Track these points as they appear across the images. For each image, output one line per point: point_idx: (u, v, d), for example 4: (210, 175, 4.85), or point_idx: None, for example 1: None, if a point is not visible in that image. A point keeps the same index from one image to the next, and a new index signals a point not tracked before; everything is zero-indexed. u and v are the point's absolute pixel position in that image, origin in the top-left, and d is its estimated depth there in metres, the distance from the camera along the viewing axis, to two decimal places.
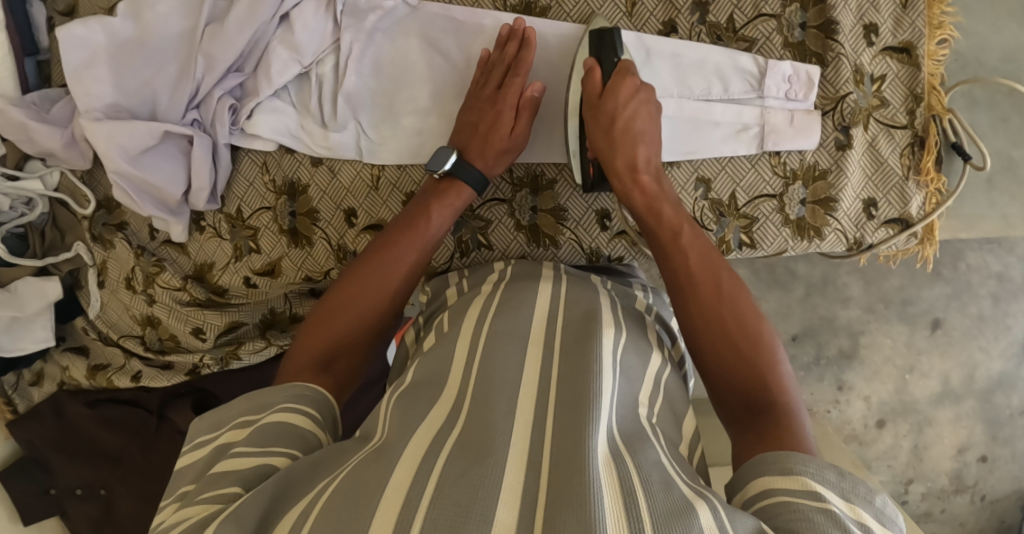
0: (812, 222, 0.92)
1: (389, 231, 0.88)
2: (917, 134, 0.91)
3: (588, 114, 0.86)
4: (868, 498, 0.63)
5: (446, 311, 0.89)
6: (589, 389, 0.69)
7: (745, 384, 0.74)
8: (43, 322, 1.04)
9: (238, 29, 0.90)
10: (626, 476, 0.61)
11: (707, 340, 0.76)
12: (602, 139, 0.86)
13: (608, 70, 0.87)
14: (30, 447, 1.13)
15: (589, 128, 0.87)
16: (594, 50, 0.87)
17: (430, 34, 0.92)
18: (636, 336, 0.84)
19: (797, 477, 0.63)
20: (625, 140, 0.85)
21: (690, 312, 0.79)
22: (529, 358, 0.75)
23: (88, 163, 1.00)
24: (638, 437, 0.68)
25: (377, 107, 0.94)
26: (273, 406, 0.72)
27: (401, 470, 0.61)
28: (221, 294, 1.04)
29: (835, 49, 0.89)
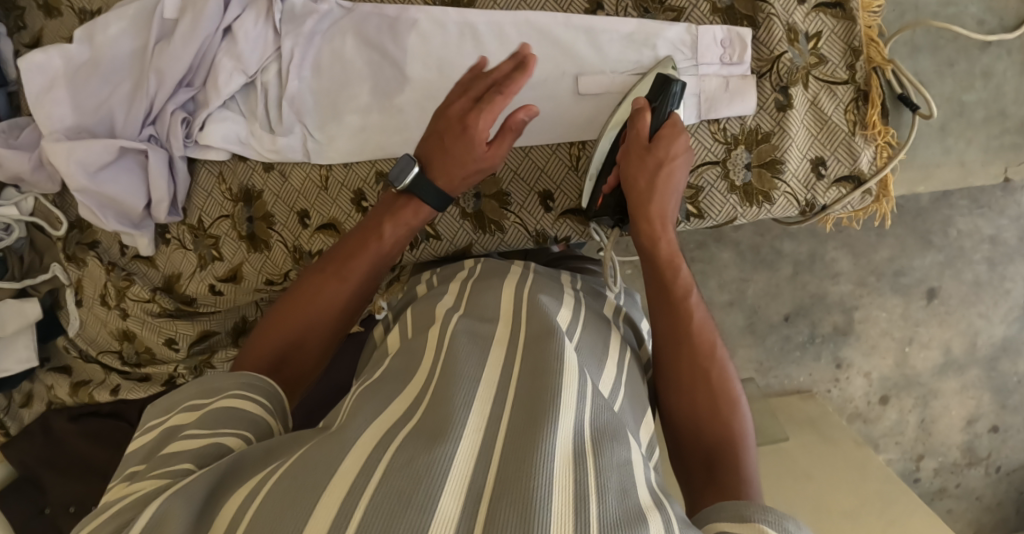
0: (759, 186, 0.91)
1: (329, 256, 0.87)
2: (860, 89, 0.90)
3: (632, 156, 0.84)
4: None
5: (412, 305, 0.89)
6: (546, 386, 0.67)
7: (717, 449, 0.73)
8: (25, 342, 1.09)
9: (183, 45, 0.93)
10: (583, 483, 0.60)
11: (695, 394, 0.76)
12: (643, 183, 0.84)
13: (659, 120, 0.86)
14: (24, 467, 1.17)
15: (630, 165, 0.84)
16: (653, 92, 0.86)
17: (364, 31, 0.94)
18: (592, 343, 0.81)
19: (754, 525, 0.61)
20: (665, 187, 0.84)
21: (678, 364, 0.77)
22: (492, 357, 0.74)
23: (57, 186, 1.05)
24: (610, 429, 0.67)
25: (322, 108, 0.96)
26: (225, 393, 0.74)
27: (350, 460, 0.60)
28: (189, 303, 1.07)
29: (766, 9, 0.89)
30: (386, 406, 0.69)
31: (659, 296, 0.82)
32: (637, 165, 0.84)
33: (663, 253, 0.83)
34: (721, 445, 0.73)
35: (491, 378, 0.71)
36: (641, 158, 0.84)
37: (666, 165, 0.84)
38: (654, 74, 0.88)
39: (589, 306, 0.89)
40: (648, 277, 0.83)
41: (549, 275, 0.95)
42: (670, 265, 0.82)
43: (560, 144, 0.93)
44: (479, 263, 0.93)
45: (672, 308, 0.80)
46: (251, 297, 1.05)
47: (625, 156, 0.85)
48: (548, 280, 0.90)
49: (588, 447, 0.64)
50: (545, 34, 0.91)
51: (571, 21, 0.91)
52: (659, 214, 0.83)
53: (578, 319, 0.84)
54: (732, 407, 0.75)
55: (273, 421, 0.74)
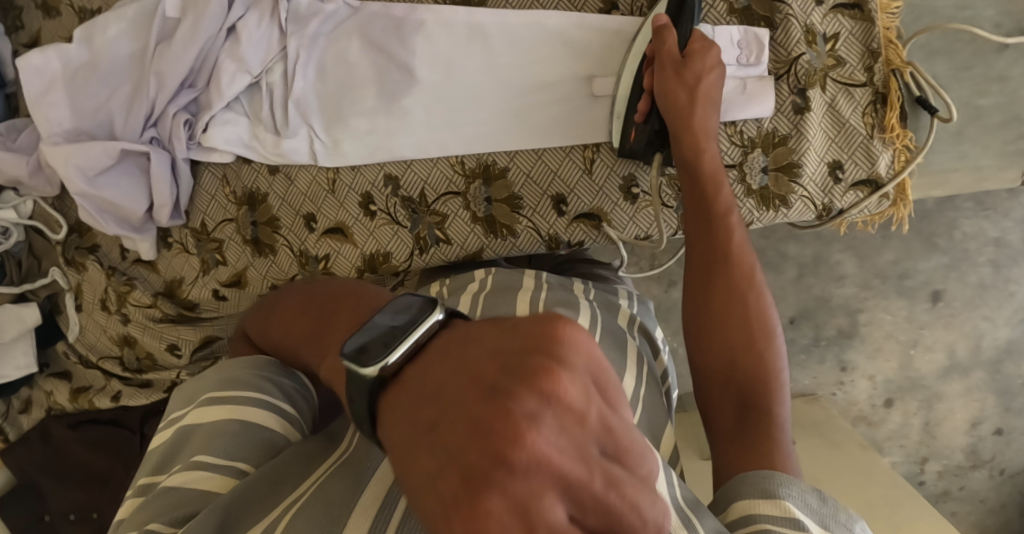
0: (775, 190, 0.91)
1: (325, 300, 0.61)
2: (878, 91, 0.90)
3: (670, 70, 0.83)
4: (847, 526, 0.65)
5: None
6: None
7: (754, 374, 0.77)
8: (24, 348, 1.07)
9: (184, 46, 0.91)
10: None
11: (729, 325, 0.79)
12: (683, 97, 0.83)
13: (685, 36, 0.84)
14: (23, 474, 1.15)
15: (665, 81, 0.83)
16: (671, 10, 0.84)
17: (369, 33, 0.90)
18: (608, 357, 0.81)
19: (780, 502, 0.65)
20: (704, 104, 0.83)
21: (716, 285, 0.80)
22: None
23: (56, 190, 1.03)
24: None
25: (328, 111, 0.93)
26: (239, 392, 0.66)
27: (369, 493, 0.59)
28: (191, 309, 1.05)
29: (783, 10, 0.89)
30: None
31: (697, 220, 0.84)
32: (675, 80, 0.82)
33: (706, 172, 0.83)
34: (753, 387, 0.76)
35: None
36: (677, 73, 0.82)
37: (702, 83, 0.83)
38: None
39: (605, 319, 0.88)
40: (688, 194, 0.84)
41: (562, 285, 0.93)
42: (714, 179, 0.83)
43: (574, 146, 0.91)
44: (490, 274, 0.92)
45: (711, 232, 0.83)
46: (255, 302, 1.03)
47: (659, 72, 0.83)
48: (564, 295, 0.89)
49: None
50: (557, 34, 0.89)
51: (585, 21, 0.88)
52: (701, 133, 0.83)
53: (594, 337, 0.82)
54: (767, 342, 0.78)
55: (291, 429, 0.69)
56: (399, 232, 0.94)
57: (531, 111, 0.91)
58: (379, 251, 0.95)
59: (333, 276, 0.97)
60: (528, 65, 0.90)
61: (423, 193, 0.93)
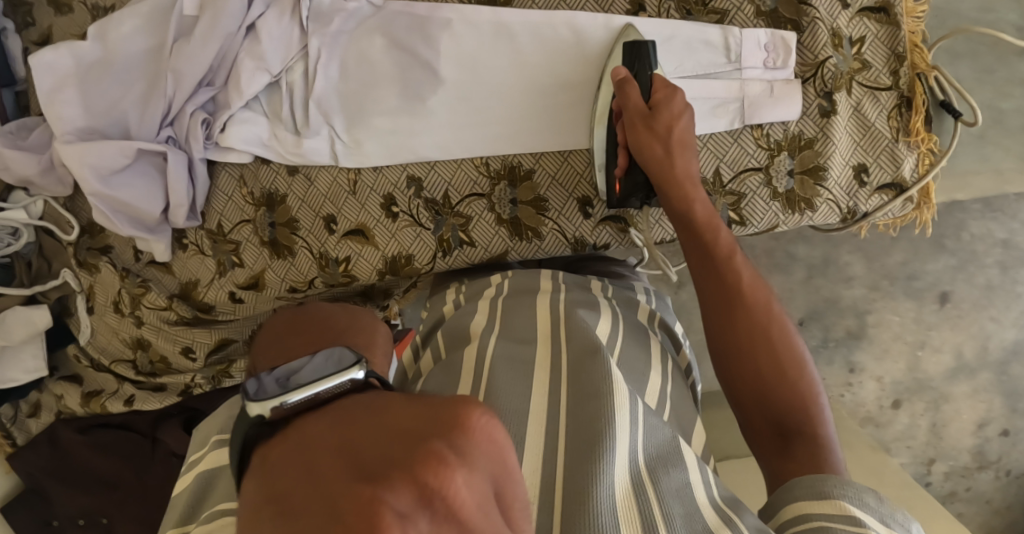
0: (801, 194, 0.91)
1: (334, 316, 0.70)
2: (903, 95, 0.90)
3: (642, 124, 0.81)
4: (905, 525, 0.64)
5: (442, 327, 0.86)
6: (599, 409, 0.65)
7: (787, 410, 0.75)
8: (32, 351, 1.06)
9: (203, 44, 0.90)
10: (645, 503, 0.61)
11: (756, 357, 0.76)
12: (660, 148, 0.81)
13: (645, 85, 0.83)
14: (31, 479, 1.14)
15: (640, 134, 0.82)
16: (627, 61, 0.84)
17: (392, 32, 0.89)
18: (631, 359, 0.80)
19: (836, 501, 0.64)
20: (682, 151, 0.82)
21: (736, 326, 0.78)
22: (534, 383, 0.72)
23: (69, 190, 1.02)
24: (663, 454, 0.65)
25: (348, 110, 0.91)
26: None
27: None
28: (207, 310, 1.03)
29: (810, 14, 0.88)
30: None
31: (700, 265, 0.81)
32: (646, 133, 0.81)
33: (701, 216, 0.81)
34: (791, 412, 0.74)
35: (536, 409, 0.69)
36: (648, 127, 0.81)
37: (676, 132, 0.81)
38: (620, 44, 0.87)
39: (626, 317, 0.87)
40: (686, 241, 0.83)
41: (581, 285, 0.92)
42: (709, 222, 0.81)
43: None
44: (507, 278, 0.91)
45: (719, 273, 0.80)
46: (271, 304, 1.02)
47: (632, 128, 0.82)
48: (580, 294, 0.87)
49: (644, 475, 0.63)
50: (582, 36, 0.88)
51: (612, 23, 0.88)
52: (686, 178, 0.82)
53: (616, 337, 0.81)
54: (798, 368, 0.76)
55: None
56: (422, 234, 0.92)
57: (555, 112, 0.90)
58: (401, 253, 0.93)
59: (353, 279, 0.96)
60: (552, 65, 0.89)
61: (447, 195, 0.92)
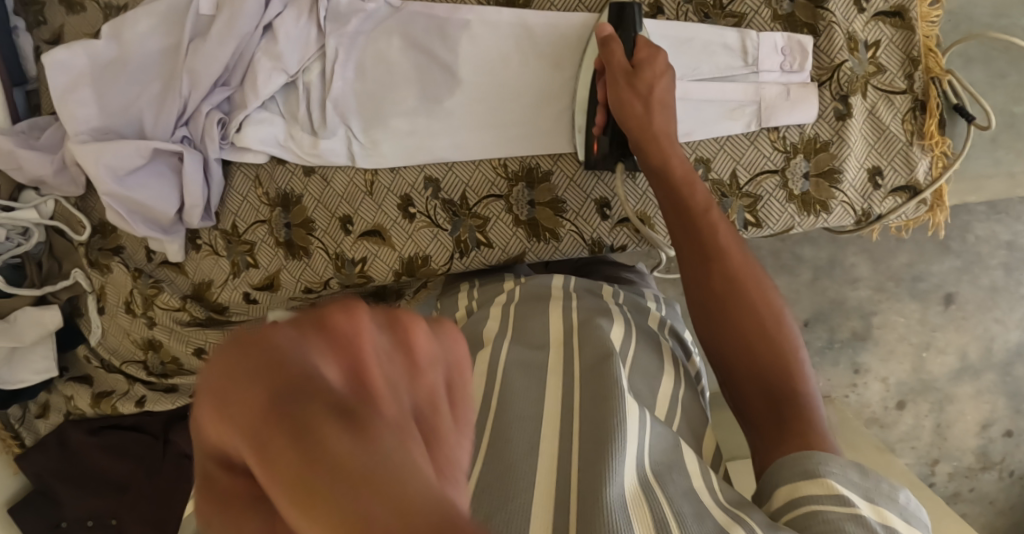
0: (816, 196, 0.91)
1: None
2: (917, 98, 0.91)
3: (621, 80, 0.81)
4: (892, 495, 0.58)
5: (456, 336, 0.83)
6: (610, 411, 0.61)
7: (771, 376, 0.69)
8: (43, 352, 1.05)
9: (220, 44, 0.90)
10: (660, 509, 0.56)
11: (738, 320, 0.72)
12: (638, 105, 0.81)
13: (628, 44, 0.84)
14: (38, 480, 1.13)
15: (617, 91, 0.82)
16: (613, 20, 0.85)
17: (410, 33, 0.89)
18: (646, 365, 0.76)
19: (822, 480, 0.58)
20: (660, 107, 0.81)
21: (715, 286, 0.75)
22: (548, 387, 0.68)
23: (81, 190, 1.02)
24: (666, 460, 0.62)
25: (366, 110, 0.91)
26: None
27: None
28: (221, 311, 1.03)
29: (827, 18, 0.89)
30: None
31: (679, 222, 0.79)
32: (627, 90, 0.81)
33: (678, 172, 0.80)
34: (775, 376, 0.68)
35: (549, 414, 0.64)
36: (628, 83, 0.81)
37: (654, 88, 0.81)
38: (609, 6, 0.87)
39: (636, 321, 0.84)
40: (665, 199, 0.81)
41: (589, 290, 0.89)
42: (687, 179, 0.80)
43: None
44: (519, 285, 0.88)
45: (696, 229, 0.78)
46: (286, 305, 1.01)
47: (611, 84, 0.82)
48: (593, 302, 0.84)
49: (651, 480, 0.59)
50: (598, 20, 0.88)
51: None
52: (663, 135, 0.81)
53: (630, 339, 0.78)
54: (780, 328, 0.71)
55: None
56: (440, 235, 0.92)
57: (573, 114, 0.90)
58: (418, 254, 0.93)
59: (369, 280, 0.96)
60: (570, 66, 0.89)
61: (464, 196, 0.92)
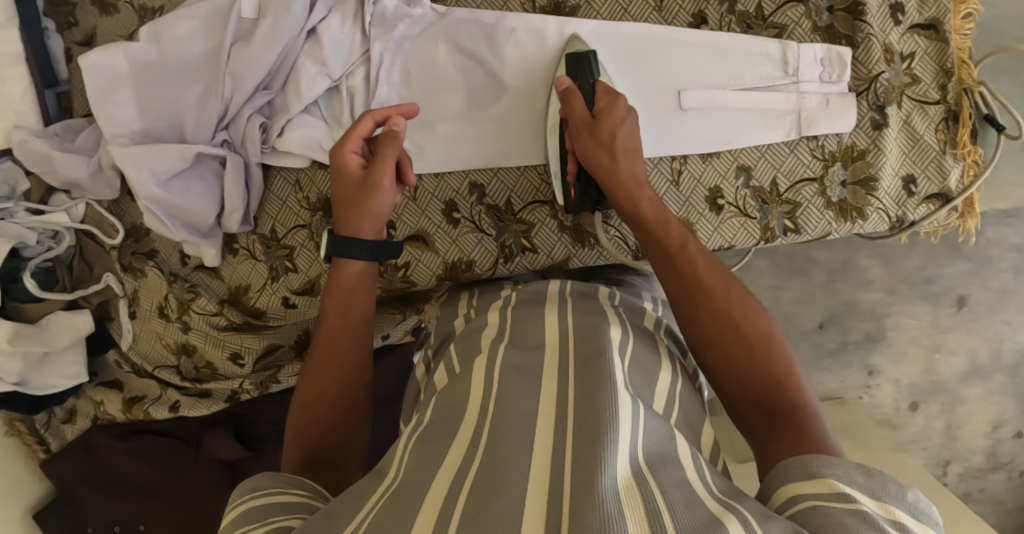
0: (853, 203, 0.92)
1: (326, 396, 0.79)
2: (950, 109, 0.92)
3: (585, 134, 0.82)
4: (899, 495, 0.57)
5: (454, 341, 0.82)
6: (602, 404, 0.61)
7: (764, 395, 0.68)
8: (74, 357, 1.04)
9: (264, 48, 0.90)
10: (651, 500, 0.54)
11: (726, 349, 0.71)
12: (605, 155, 0.81)
13: (588, 91, 0.85)
14: (62, 485, 1.12)
15: (585, 143, 0.82)
16: (571, 71, 0.87)
17: (457, 39, 0.90)
18: (644, 359, 0.74)
19: (824, 479, 0.58)
20: (627, 151, 0.81)
21: (702, 319, 0.73)
22: (542, 390, 0.67)
23: (115, 192, 1.01)
24: (662, 453, 0.61)
25: (410, 116, 0.92)
26: (260, 486, 0.66)
27: (420, 520, 0.54)
28: (258, 316, 1.02)
29: (864, 30, 0.90)
30: (444, 452, 0.62)
31: (660, 263, 0.77)
32: (592, 141, 0.82)
33: (652, 212, 0.79)
34: (770, 392, 0.67)
35: (544, 412, 0.64)
36: (592, 135, 0.81)
37: (618, 134, 0.81)
38: (565, 55, 0.89)
39: (634, 322, 0.81)
40: (643, 242, 0.80)
41: (585, 292, 0.84)
42: (661, 217, 0.79)
43: (662, 158, 0.91)
44: (514, 293, 0.86)
45: (676, 264, 0.76)
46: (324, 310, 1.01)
47: (579, 138, 0.82)
48: (589, 304, 0.81)
49: (644, 468, 0.58)
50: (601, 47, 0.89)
51: (677, 35, 0.89)
52: (632, 180, 0.80)
53: (628, 338, 0.75)
54: (766, 345, 0.70)
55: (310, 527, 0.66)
56: (484, 240, 0.92)
57: None
58: (462, 259, 0.93)
59: (411, 284, 0.94)
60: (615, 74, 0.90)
61: (510, 202, 0.93)
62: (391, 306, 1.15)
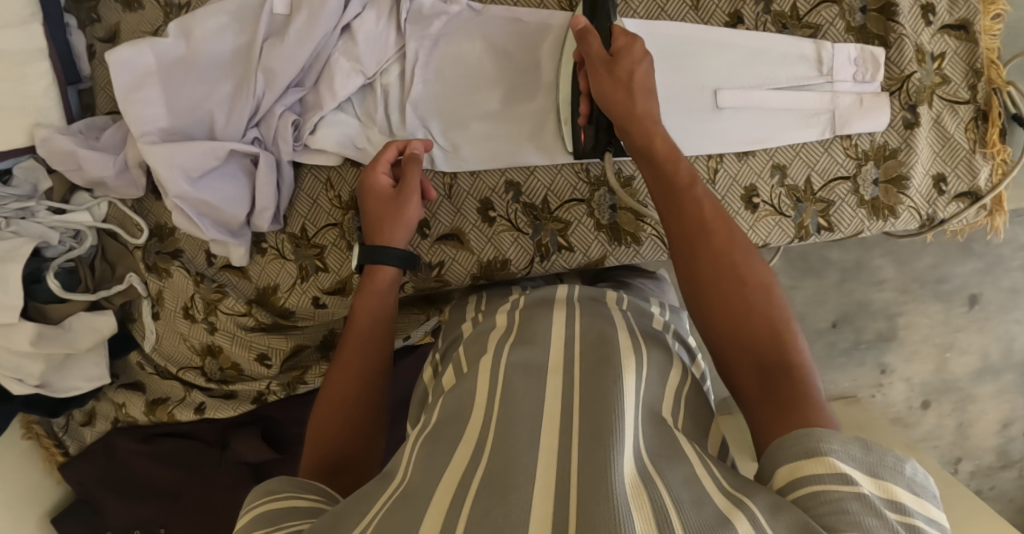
0: (885, 201, 0.93)
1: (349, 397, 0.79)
2: (980, 108, 0.93)
3: (602, 70, 0.80)
4: (897, 469, 0.57)
5: (461, 344, 0.82)
6: (610, 408, 0.62)
7: (760, 344, 0.67)
8: (95, 359, 1.02)
9: (298, 44, 0.89)
10: (658, 498, 0.54)
11: (727, 292, 0.70)
12: (621, 92, 0.79)
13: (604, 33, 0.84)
14: (81, 488, 1.11)
15: (600, 81, 0.80)
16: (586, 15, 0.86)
17: (493, 37, 0.90)
18: (656, 358, 0.73)
19: (823, 458, 0.57)
20: (642, 92, 0.80)
21: (703, 261, 0.72)
22: (548, 387, 0.67)
23: (140, 192, 1.00)
24: (666, 454, 0.61)
25: (446, 114, 0.91)
26: (273, 491, 0.65)
27: (429, 518, 0.54)
28: (287, 317, 1.01)
29: (897, 30, 0.91)
30: (452, 451, 0.62)
31: (666, 204, 0.76)
32: (608, 78, 0.80)
33: (663, 151, 0.78)
34: (766, 341, 0.67)
35: (550, 410, 0.64)
36: (608, 71, 0.80)
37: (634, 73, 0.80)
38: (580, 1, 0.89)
39: (641, 325, 0.79)
40: (651, 181, 0.78)
41: (593, 297, 0.83)
42: (672, 158, 0.78)
43: (700, 156, 0.91)
44: (521, 297, 0.85)
45: (683, 206, 0.75)
46: None
47: (595, 75, 0.81)
48: (597, 310, 0.79)
49: (650, 469, 0.58)
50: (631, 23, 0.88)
51: (714, 34, 0.90)
52: (646, 119, 0.79)
53: (638, 340, 0.74)
54: (766, 295, 0.69)
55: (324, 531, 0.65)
56: (520, 239, 0.92)
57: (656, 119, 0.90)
58: (497, 258, 0.92)
59: (445, 284, 0.94)
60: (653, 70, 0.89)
61: (546, 200, 0.92)
62: (415, 306, 1.14)
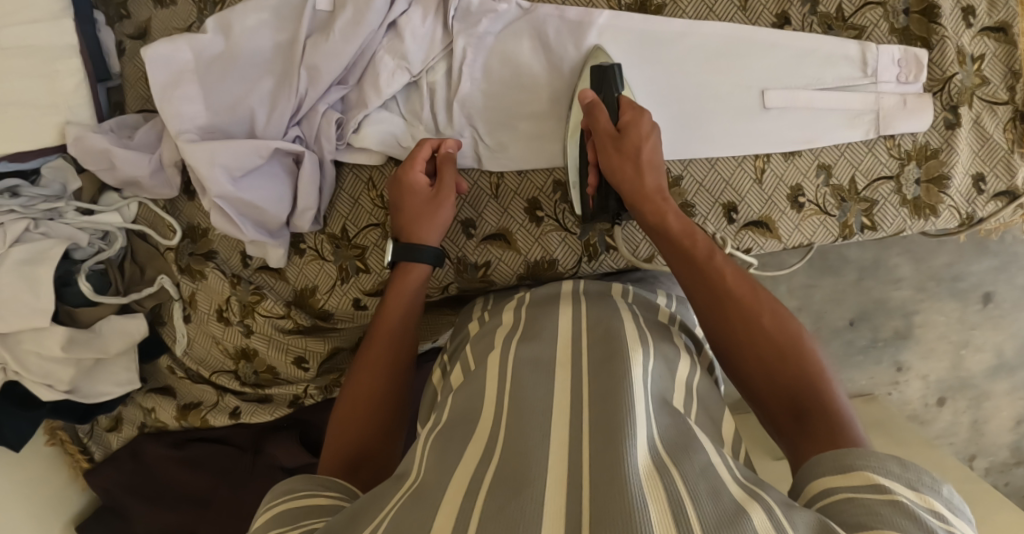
0: (926, 200, 0.93)
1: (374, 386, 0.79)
2: (1018, 109, 0.93)
3: (610, 150, 0.82)
4: (935, 487, 0.56)
5: (469, 343, 0.81)
6: (621, 397, 0.60)
7: (791, 387, 0.69)
8: (125, 364, 1.00)
9: (344, 40, 0.87)
10: (675, 491, 0.52)
11: (756, 351, 0.71)
12: (630, 167, 0.81)
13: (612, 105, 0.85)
14: (107, 495, 1.08)
15: (609, 158, 0.82)
16: (595, 84, 0.87)
17: (542, 34, 0.89)
18: (665, 351, 0.72)
19: (863, 472, 0.57)
20: (651, 169, 0.82)
21: (730, 326, 0.73)
22: (558, 380, 0.66)
23: (174, 191, 0.97)
24: (681, 442, 0.58)
25: (491, 113, 0.91)
26: (293, 490, 0.64)
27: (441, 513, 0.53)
28: (325, 318, 0.99)
29: (939, 32, 0.91)
30: (462, 450, 0.61)
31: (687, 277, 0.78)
32: (618, 157, 0.82)
33: (677, 227, 0.80)
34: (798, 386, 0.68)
35: (561, 403, 0.62)
36: (617, 149, 0.82)
37: (642, 149, 0.82)
38: (588, 67, 0.88)
39: (648, 320, 0.77)
40: (669, 258, 0.80)
41: (598, 292, 0.82)
42: (688, 231, 0.80)
43: (746, 156, 0.92)
44: (524, 300, 0.83)
45: (703, 276, 0.76)
46: None
47: (603, 156, 0.83)
48: (604, 307, 0.77)
49: (666, 458, 0.56)
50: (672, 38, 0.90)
51: (761, 35, 0.90)
52: (656, 196, 0.81)
53: (645, 333, 0.72)
54: (793, 341, 0.71)
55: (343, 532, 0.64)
56: (568, 238, 0.92)
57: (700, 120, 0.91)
58: (545, 258, 0.92)
59: (490, 283, 0.94)
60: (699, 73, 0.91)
61: None
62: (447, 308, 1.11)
